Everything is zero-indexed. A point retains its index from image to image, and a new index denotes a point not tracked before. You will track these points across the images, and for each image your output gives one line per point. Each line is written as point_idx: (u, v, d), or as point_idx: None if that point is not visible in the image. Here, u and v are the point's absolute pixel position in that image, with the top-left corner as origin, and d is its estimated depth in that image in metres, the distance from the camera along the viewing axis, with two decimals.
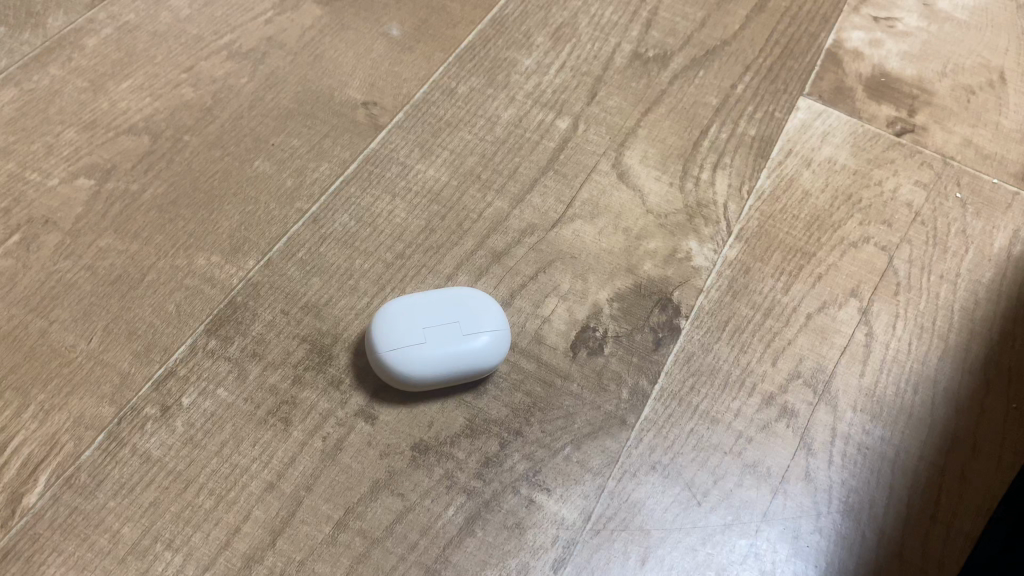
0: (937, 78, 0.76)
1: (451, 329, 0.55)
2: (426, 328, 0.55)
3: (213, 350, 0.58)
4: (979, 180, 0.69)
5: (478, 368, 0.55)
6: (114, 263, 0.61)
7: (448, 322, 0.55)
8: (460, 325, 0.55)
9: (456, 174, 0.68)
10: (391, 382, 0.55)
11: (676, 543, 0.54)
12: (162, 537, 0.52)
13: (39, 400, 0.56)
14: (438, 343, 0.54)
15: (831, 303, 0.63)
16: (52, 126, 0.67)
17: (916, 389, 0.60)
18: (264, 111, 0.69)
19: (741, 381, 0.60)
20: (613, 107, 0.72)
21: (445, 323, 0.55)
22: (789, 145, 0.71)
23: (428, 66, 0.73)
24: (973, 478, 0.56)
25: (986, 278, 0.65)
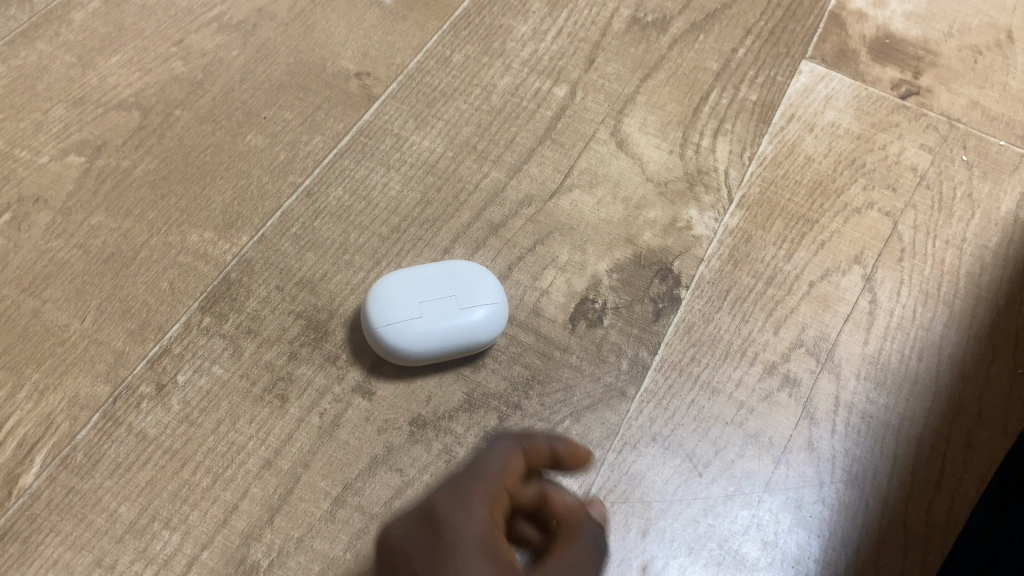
0: (942, 39, 0.74)
1: (449, 302, 0.54)
2: (424, 301, 0.54)
3: (207, 327, 0.58)
4: (986, 142, 0.68)
5: (471, 345, 0.55)
6: (106, 241, 0.61)
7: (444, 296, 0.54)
8: (457, 298, 0.54)
9: (451, 145, 0.66)
10: (383, 354, 0.55)
11: (678, 515, 0.54)
12: (159, 516, 0.52)
13: (34, 380, 0.55)
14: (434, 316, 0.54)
15: (834, 270, 0.62)
16: (41, 103, 0.66)
17: (920, 357, 0.59)
18: (255, 84, 0.68)
19: (742, 350, 0.59)
20: (611, 74, 0.71)
21: (441, 296, 0.54)
22: (791, 110, 0.70)
23: (421, 35, 0.72)
24: (978, 446, 0.55)
25: (993, 242, 0.63)
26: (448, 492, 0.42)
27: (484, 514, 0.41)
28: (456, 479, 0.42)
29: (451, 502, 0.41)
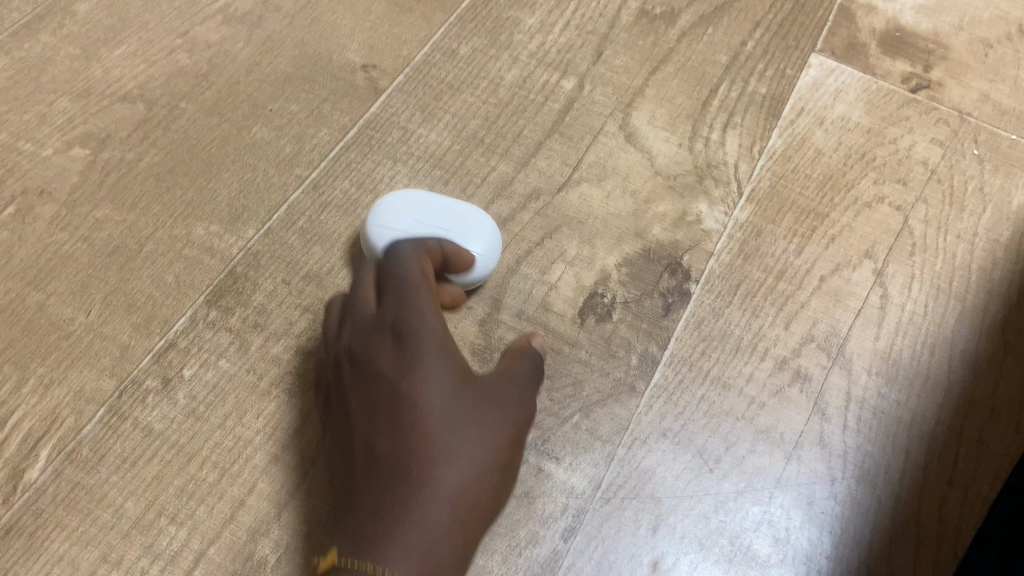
0: (953, 32, 0.73)
1: (443, 248, 0.54)
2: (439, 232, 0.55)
3: (214, 321, 0.57)
4: (997, 136, 0.67)
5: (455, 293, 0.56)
6: (111, 234, 0.60)
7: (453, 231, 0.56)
8: (452, 244, 0.54)
9: (458, 138, 0.66)
10: (369, 259, 0.54)
11: (688, 511, 0.53)
12: (166, 512, 0.51)
13: (39, 374, 0.55)
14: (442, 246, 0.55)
15: (845, 265, 0.62)
16: (45, 95, 0.66)
17: (932, 351, 0.58)
18: (261, 76, 0.68)
19: (753, 345, 0.58)
20: (620, 66, 0.70)
21: (436, 241, 0.54)
22: (801, 103, 0.69)
23: (428, 28, 0.71)
24: (991, 442, 0.55)
25: (1005, 237, 0.63)
26: (393, 304, 0.49)
27: (432, 322, 0.48)
28: (394, 291, 0.49)
29: (407, 316, 0.48)
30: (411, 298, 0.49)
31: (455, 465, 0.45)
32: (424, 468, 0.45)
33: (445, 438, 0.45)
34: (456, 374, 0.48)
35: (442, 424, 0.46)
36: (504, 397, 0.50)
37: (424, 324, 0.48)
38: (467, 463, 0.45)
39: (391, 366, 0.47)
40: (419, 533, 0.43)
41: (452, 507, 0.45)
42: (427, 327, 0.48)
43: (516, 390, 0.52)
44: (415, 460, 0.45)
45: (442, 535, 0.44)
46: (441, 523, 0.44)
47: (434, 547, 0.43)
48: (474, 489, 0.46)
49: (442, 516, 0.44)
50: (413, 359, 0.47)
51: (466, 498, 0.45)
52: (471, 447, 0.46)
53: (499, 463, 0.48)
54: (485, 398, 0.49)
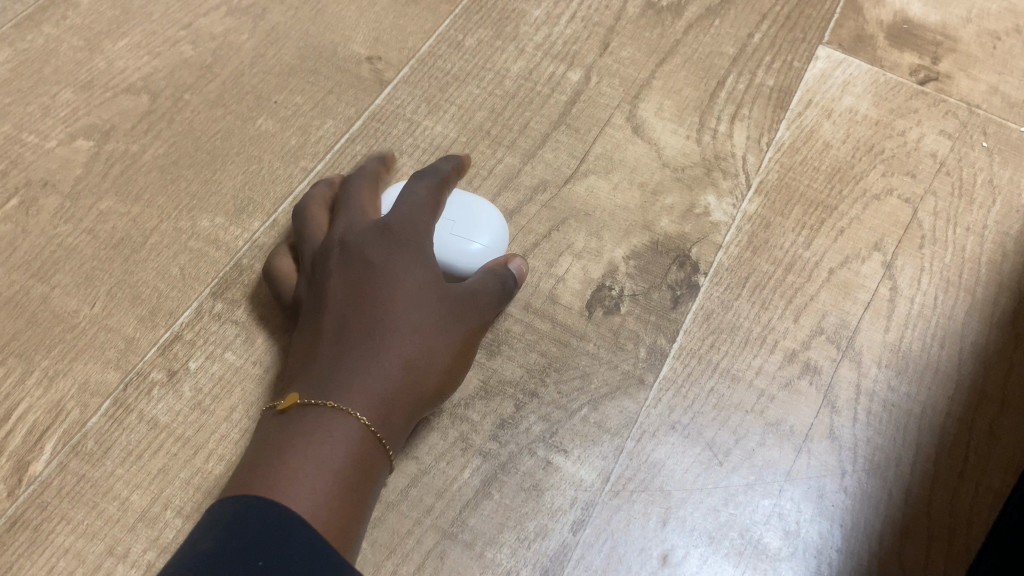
0: (961, 24, 0.73)
1: (444, 226, 0.55)
2: (465, 203, 0.57)
3: (219, 313, 0.57)
4: (1006, 128, 0.67)
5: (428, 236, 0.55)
6: (115, 226, 0.60)
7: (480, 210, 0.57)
8: (453, 226, 0.56)
9: (464, 130, 0.65)
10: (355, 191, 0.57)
11: (698, 504, 0.53)
12: (171, 505, 0.51)
13: (43, 367, 0.55)
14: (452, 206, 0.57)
15: (854, 257, 0.61)
16: (48, 87, 0.65)
17: (942, 344, 0.58)
18: (266, 68, 0.67)
19: (762, 337, 0.58)
20: (626, 58, 0.70)
21: (439, 219, 0.56)
22: (809, 96, 0.68)
23: (433, 20, 0.71)
24: (1002, 434, 0.55)
25: (1015, 229, 0.62)
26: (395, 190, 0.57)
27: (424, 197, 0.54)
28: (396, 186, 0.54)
29: (401, 202, 0.54)
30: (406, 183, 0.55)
31: (421, 328, 0.50)
32: (392, 324, 0.49)
33: (418, 301, 0.50)
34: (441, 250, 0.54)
35: (423, 291, 0.51)
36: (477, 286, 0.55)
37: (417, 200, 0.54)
38: (438, 325, 0.50)
39: (377, 253, 0.51)
40: (380, 379, 0.47)
41: (411, 369, 0.49)
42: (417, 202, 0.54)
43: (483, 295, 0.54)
44: (383, 317, 0.49)
45: (406, 385, 0.48)
46: (407, 375, 0.48)
47: (392, 396, 0.48)
48: (435, 356, 0.50)
49: (398, 373, 0.48)
50: (405, 229, 0.52)
51: (431, 357, 0.50)
52: (434, 319, 0.50)
53: (460, 342, 0.51)
54: (452, 286, 0.52)
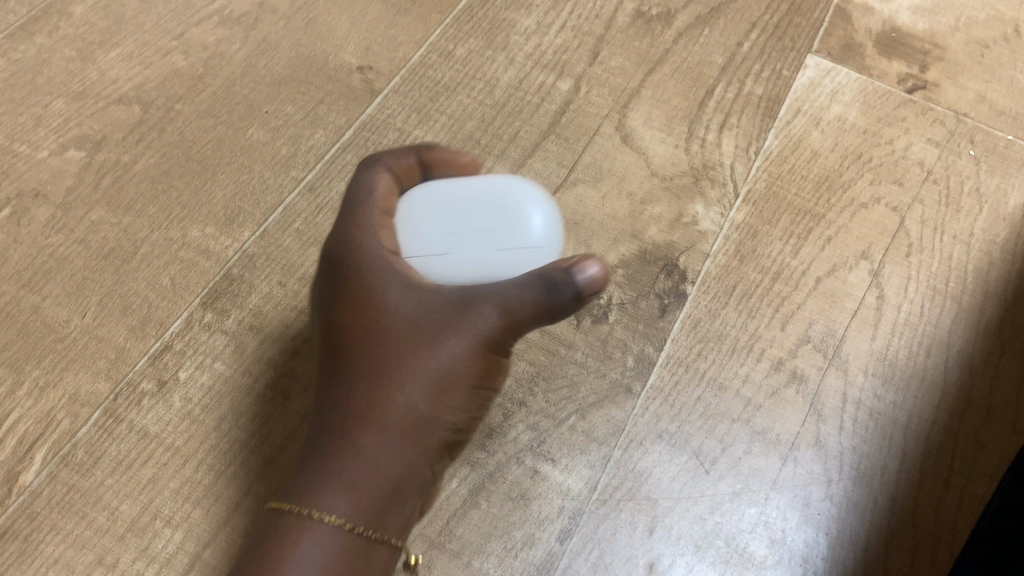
0: (950, 32, 0.73)
1: (487, 236, 0.45)
2: (492, 194, 0.46)
3: (209, 323, 0.57)
4: (993, 137, 0.67)
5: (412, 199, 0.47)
6: (106, 236, 0.60)
7: (514, 198, 0.46)
8: (496, 235, 0.46)
9: (455, 139, 0.66)
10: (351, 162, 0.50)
11: (684, 512, 0.54)
12: (161, 514, 0.52)
13: (34, 377, 0.55)
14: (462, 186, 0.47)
15: (841, 265, 0.62)
16: (41, 97, 0.66)
17: (928, 352, 0.58)
18: (257, 78, 0.68)
19: (749, 346, 0.58)
20: (616, 68, 0.70)
21: (480, 228, 0.46)
22: (798, 104, 0.69)
23: (423, 29, 0.71)
24: (988, 442, 0.55)
25: (1001, 238, 0.63)
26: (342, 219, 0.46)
27: (380, 236, 0.46)
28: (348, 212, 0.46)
29: (353, 233, 0.46)
30: (357, 213, 0.46)
31: (408, 384, 0.43)
32: (372, 392, 0.43)
33: (399, 354, 0.43)
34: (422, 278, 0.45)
35: (404, 340, 0.43)
36: (481, 307, 0.43)
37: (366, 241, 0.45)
38: (428, 377, 0.43)
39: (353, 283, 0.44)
40: (371, 461, 0.43)
41: (407, 434, 0.43)
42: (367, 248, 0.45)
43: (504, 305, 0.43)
44: (361, 386, 0.43)
45: (404, 451, 0.43)
46: (403, 442, 0.43)
47: (391, 473, 0.43)
48: (431, 411, 0.44)
49: (391, 445, 0.43)
50: (367, 270, 0.44)
51: (431, 410, 0.44)
52: (422, 367, 0.43)
53: (468, 382, 0.44)
54: (440, 315, 0.44)
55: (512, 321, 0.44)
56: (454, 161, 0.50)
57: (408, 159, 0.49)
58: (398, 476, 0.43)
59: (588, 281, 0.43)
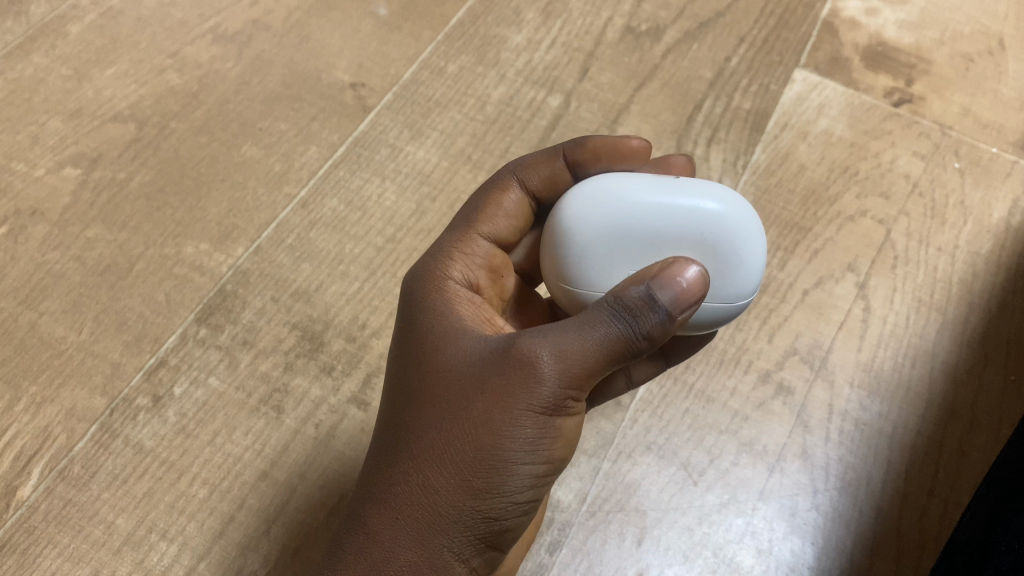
0: (935, 46, 0.74)
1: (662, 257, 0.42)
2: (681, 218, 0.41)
3: (203, 338, 0.58)
4: (978, 149, 0.68)
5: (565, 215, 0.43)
6: (103, 253, 0.61)
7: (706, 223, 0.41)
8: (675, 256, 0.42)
9: (446, 154, 0.67)
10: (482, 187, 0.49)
11: (672, 523, 0.55)
12: (156, 527, 0.53)
13: (31, 393, 0.56)
14: (637, 200, 0.42)
15: (827, 278, 0.62)
16: (38, 116, 0.67)
17: (913, 363, 0.59)
18: (251, 95, 0.69)
19: (736, 358, 0.59)
20: (605, 83, 0.71)
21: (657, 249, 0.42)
22: (785, 118, 0.69)
23: (415, 46, 0.72)
24: (970, 452, 0.56)
25: (985, 249, 0.63)
26: (445, 240, 0.46)
27: (462, 277, 0.44)
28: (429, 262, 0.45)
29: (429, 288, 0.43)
30: (464, 235, 0.46)
31: (421, 468, 0.38)
32: (391, 473, 0.38)
33: (421, 424, 0.38)
34: (469, 332, 0.41)
35: (425, 410, 0.39)
36: (529, 357, 0.37)
37: (453, 271, 0.44)
38: (448, 454, 0.37)
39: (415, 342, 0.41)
40: (386, 554, 0.38)
41: (432, 523, 0.37)
42: (455, 279, 0.44)
43: (566, 346, 0.37)
44: (385, 465, 0.39)
45: (425, 545, 0.37)
46: (425, 532, 0.37)
47: (408, 570, 0.37)
48: (455, 495, 0.37)
49: (408, 539, 0.37)
50: (429, 327, 0.41)
51: (456, 495, 0.37)
52: (438, 444, 0.38)
53: (510, 459, 0.37)
54: (467, 378, 0.38)
55: (573, 371, 0.37)
56: (620, 149, 0.49)
57: (555, 163, 0.48)
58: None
59: (676, 291, 0.37)
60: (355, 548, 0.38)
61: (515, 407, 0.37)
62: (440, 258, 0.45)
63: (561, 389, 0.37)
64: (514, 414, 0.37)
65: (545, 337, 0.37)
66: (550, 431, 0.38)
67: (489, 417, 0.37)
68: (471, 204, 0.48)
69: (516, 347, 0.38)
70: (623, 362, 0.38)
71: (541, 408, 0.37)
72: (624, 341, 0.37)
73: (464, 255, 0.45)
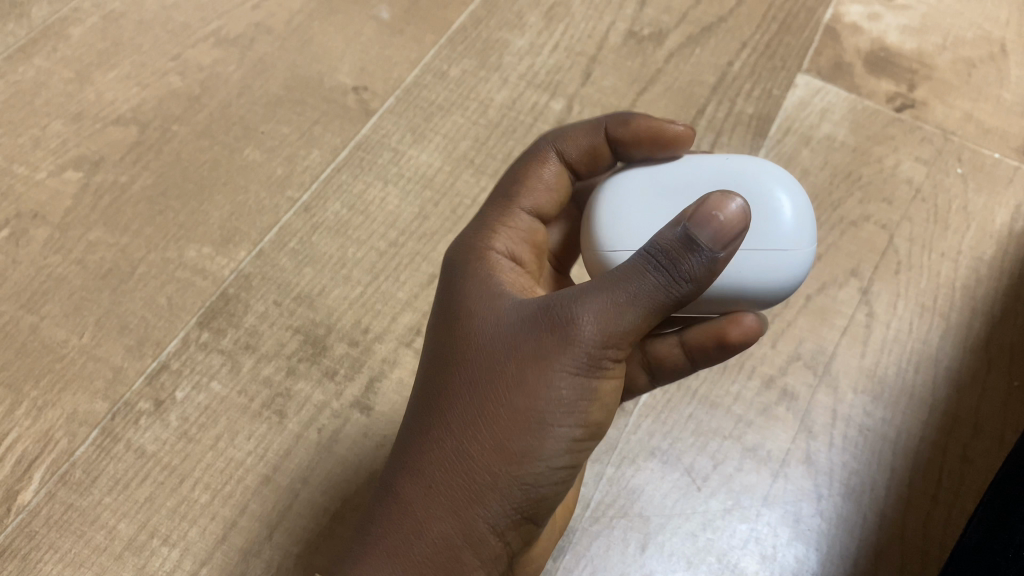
0: (937, 51, 0.74)
1: None
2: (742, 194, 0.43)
3: (205, 342, 0.58)
4: (981, 155, 0.68)
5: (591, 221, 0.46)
6: (104, 256, 0.61)
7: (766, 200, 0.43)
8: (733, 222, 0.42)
9: (449, 159, 0.66)
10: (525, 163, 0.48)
11: (676, 529, 0.54)
12: (158, 533, 0.53)
13: (33, 397, 0.56)
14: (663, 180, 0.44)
15: (831, 283, 0.62)
16: (39, 119, 0.67)
17: (917, 369, 0.59)
18: (253, 98, 0.68)
19: (740, 363, 0.59)
20: (608, 88, 0.71)
21: None
22: (788, 123, 0.69)
23: (418, 49, 0.72)
24: (975, 458, 0.55)
25: (988, 255, 0.63)
26: (487, 216, 0.47)
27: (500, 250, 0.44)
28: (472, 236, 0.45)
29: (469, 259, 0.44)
30: (506, 212, 0.47)
31: (452, 438, 0.38)
32: (424, 441, 0.38)
33: (454, 393, 0.38)
34: (506, 296, 0.40)
35: (461, 376, 0.39)
36: (565, 322, 0.36)
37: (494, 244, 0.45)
38: (483, 421, 0.37)
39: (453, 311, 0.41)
40: (419, 524, 0.37)
41: (465, 494, 0.37)
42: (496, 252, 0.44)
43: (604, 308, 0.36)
44: (419, 432, 0.39)
45: (459, 514, 0.37)
46: (460, 502, 0.37)
47: (442, 542, 0.37)
48: (488, 464, 0.37)
49: (443, 509, 0.37)
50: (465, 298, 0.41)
51: (489, 462, 0.37)
52: (471, 411, 0.37)
53: (546, 425, 0.37)
54: (502, 347, 0.38)
55: (612, 333, 0.36)
56: (661, 134, 0.47)
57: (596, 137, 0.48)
58: (449, 545, 0.37)
59: (714, 228, 0.34)
60: (389, 521, 0.38)
61: (551, 373, 0.36)
62: (483, 232, 0.45)
63: (598, 349, 0.36)
64: (550, 379, 0.36)
65: (583, 298, 0.36)
66: (587, 394, 0.37)
67: (523, 382, 0.37)
68: (510, 178, 0.49)
69: (552, 313, 0.37)
70: (671, 308, 0.36)
71: (576, 373, 0.36)
72: (666, 289, 0.35)
73: (504, 231, 0.46)
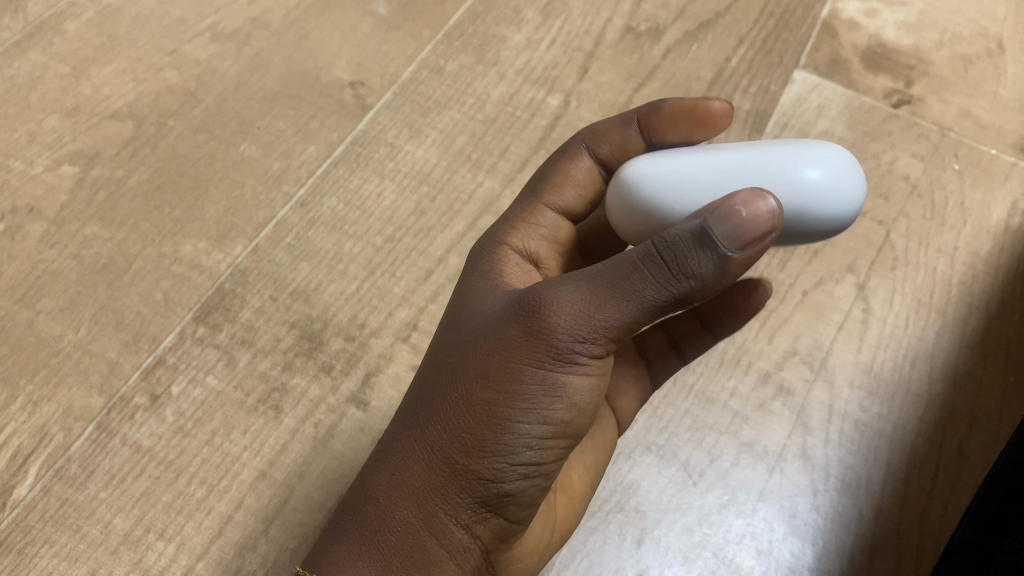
0: (933, 47, 0.74)
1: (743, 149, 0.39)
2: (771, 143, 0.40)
3: (202, 337, 0.58)
4: (977, 151, 0.68)
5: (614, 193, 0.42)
6: (100, 251, 0.61)
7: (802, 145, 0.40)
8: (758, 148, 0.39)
9: (446, 154, 0.66)
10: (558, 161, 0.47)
11: (672, 524, 0.54)
12: (154, 527, 0.52)
13: (28, 391, 0.56)
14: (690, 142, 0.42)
15: (827, 279, 0.62)
16: (35, 114, 0.67)
17: (913, 364, 0.59)
18: (249, 93, 0.68)
19: (736, 359, 0.59)
20: (605, 83, 0.70)
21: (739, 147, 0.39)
22: (785, 119, 0.69)
23: (414, 44, 0.71)
24: (971, 453, 0.56)
25: (984, 251, 0.63)
26: (512, 210, 0.46)
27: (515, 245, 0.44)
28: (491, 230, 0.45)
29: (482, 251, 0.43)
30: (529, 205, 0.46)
31: (425, 426, 0.38)
32: (404, 427, 0.39)
33: (437, 382, 0.38)
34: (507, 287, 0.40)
35: (440, 367, 0.39)
36: (541, 310, 0.35)
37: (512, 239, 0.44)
38: (448, 412, 0.37)
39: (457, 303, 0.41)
40: (382, 511, 0.38)
41: (428, 485, 0.37)
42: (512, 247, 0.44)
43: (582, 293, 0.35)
44: (402, 420, 0.39)
45: (421, 505, 0.37)
46: (421, 494, 0.37)
47: (404, 530, 0.37)
48: (451, 454, 0.36)
49: (406, 499, 0.37)
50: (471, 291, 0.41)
51: (453, 452, 0.36)
52: (445, 400, 0.37)
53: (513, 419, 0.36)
54: (484, 337, 0.37)
55: (586, 320, 0.34)
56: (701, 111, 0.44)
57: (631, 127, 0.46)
58: (410, 535, 0.37)
59: (735, 223, 0.32)
60: (357, 508, 0.39)
61: (518, 362, 0.36)
62: (503, 228, 0.45)
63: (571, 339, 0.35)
64: (516, 368, 0.36)
65: (566, 285, 0.35)
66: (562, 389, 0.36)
67: (497, 373, 0.36)
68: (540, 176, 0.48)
69: (534, 300, 0.36)
70: (669, 303, 0.34)
71: (549, 365, 0.35)
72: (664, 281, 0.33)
73: (526, 225, 0.45)
